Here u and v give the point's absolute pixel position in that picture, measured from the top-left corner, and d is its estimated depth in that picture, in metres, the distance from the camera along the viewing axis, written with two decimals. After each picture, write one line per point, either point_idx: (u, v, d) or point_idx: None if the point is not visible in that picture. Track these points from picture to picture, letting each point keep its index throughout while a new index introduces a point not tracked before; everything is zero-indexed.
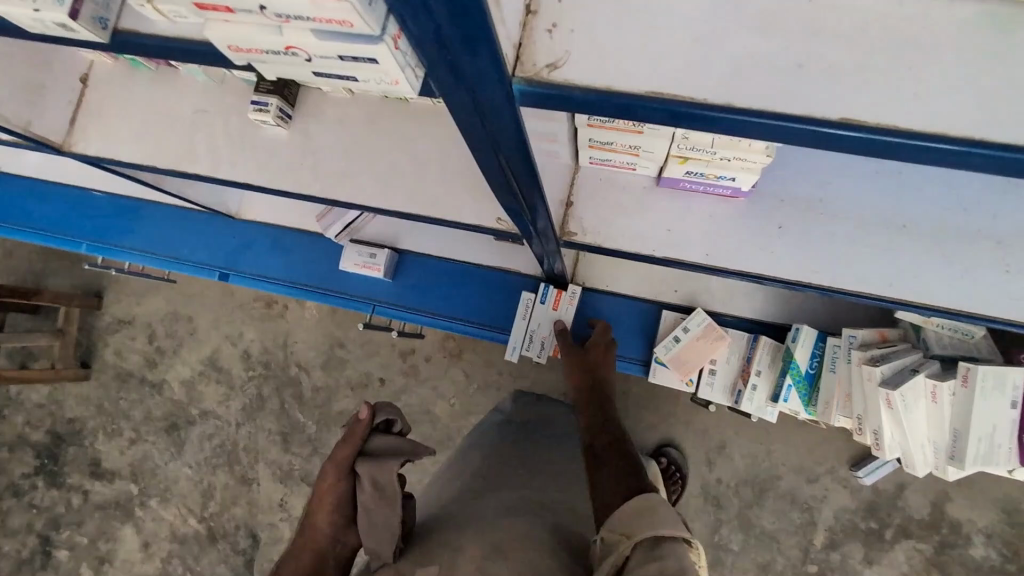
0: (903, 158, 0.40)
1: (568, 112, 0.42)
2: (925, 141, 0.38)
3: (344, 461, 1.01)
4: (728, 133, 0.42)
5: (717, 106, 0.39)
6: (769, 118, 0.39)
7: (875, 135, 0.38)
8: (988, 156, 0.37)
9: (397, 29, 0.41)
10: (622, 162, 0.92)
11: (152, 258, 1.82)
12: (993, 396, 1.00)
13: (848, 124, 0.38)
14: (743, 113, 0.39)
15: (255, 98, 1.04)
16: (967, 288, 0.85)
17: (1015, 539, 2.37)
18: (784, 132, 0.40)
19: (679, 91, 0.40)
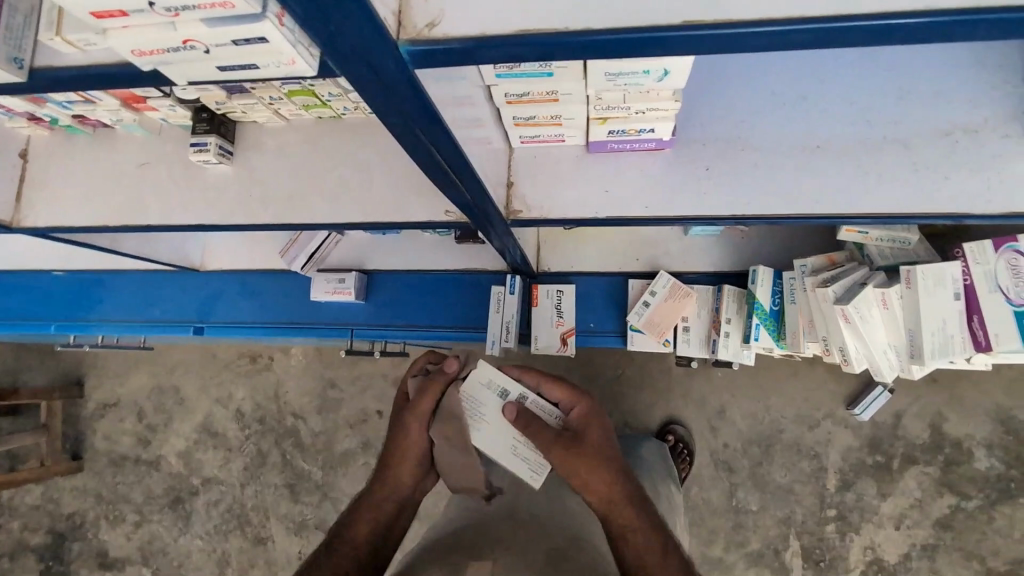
0: (745, 45, 0.45)
1: (454, 63, 0.46)
2: (756, 27, 0.44)
3: (427, 411, 1.04)
4: (595, 55, 0.47)
5: (575, 31, 0.45)
6: (620, 34, 0.45)
7: (714, 31, 0.44)
8: (809, 29, 0.43)
9: (281, 9, 0.45)
10: (550, 135, 0.96)
11: (123, 326, 1.81)
12: (936, 291, 1.07)
13: (689, 26, 0.44)
14: (598, 33, 0.45)
15: (194, 140, 1.08)
16: (883, 193, 0.92)
17: (1014, 444, 2.43)
18: (639, 42, 0.45)
19: (542, 25, 0.45)
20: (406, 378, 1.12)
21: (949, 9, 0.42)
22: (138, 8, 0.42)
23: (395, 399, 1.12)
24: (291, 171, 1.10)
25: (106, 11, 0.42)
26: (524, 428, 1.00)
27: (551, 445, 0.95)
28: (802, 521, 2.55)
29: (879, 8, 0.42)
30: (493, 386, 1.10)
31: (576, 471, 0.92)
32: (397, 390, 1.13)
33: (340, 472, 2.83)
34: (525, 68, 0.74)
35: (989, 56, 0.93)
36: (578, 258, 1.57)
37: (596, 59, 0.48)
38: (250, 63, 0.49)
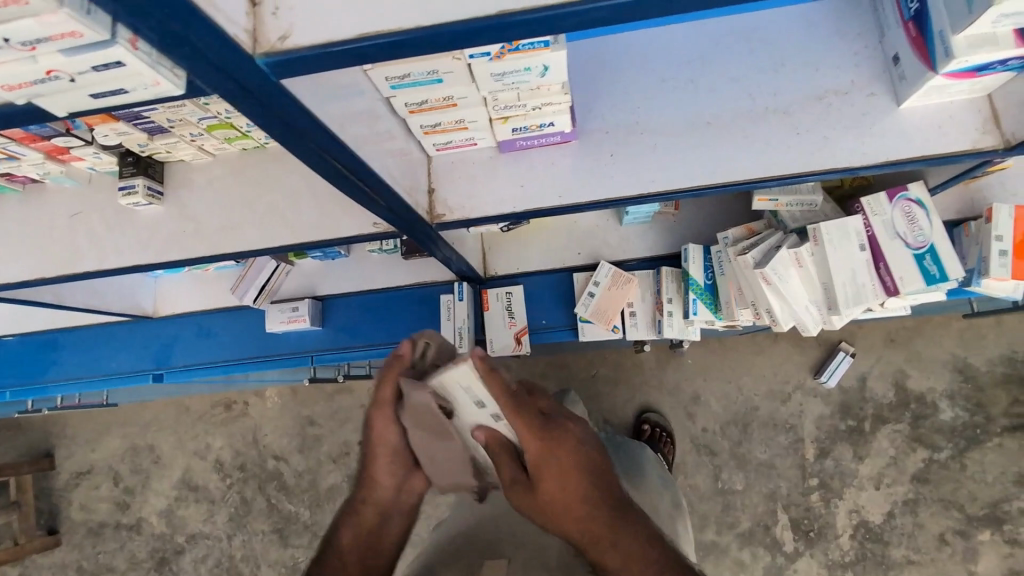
0: (560, 28, 0.50)
1: (308, 70, 0.51)
2: (562, 9, 0.48)
3: (389, 401, 0.87)
4: (434, 48, 0.52)
5: (410, 29, 0.49)
6: (450, 26, 0.49)
7: (527, 17, 0.49)
8: (608, 7, 0.48)
9: (134, 36, 0.50)
10: (461, 139, 1.02)
11: (81, 383, 1.80)
12: (842, 244, 1.15)
13: (507, 13, 0.49)
14: (430, 28, 0.49)
15: (121, 184, 1.11)
16: (772, 158, 1.00)
17: (974, 392, 2.52)
18: (466, 32, 0.50)
19: (381, 27, 0.50)
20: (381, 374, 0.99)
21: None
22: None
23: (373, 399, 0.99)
24: (222, 204, 1.14)
25: None
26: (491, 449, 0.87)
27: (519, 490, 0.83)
28: (787, 494, 2.59)
29: None
30: (471, 393, 0.85)
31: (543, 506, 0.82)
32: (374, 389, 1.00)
33: (327, 509, 2.80)
34: (415, 76, 0.80)
35: (848, 26, 1.02)
36: (524, 259, 1.61)
37: (437, 52, 0.52)
38: (118, 87, 0.54)
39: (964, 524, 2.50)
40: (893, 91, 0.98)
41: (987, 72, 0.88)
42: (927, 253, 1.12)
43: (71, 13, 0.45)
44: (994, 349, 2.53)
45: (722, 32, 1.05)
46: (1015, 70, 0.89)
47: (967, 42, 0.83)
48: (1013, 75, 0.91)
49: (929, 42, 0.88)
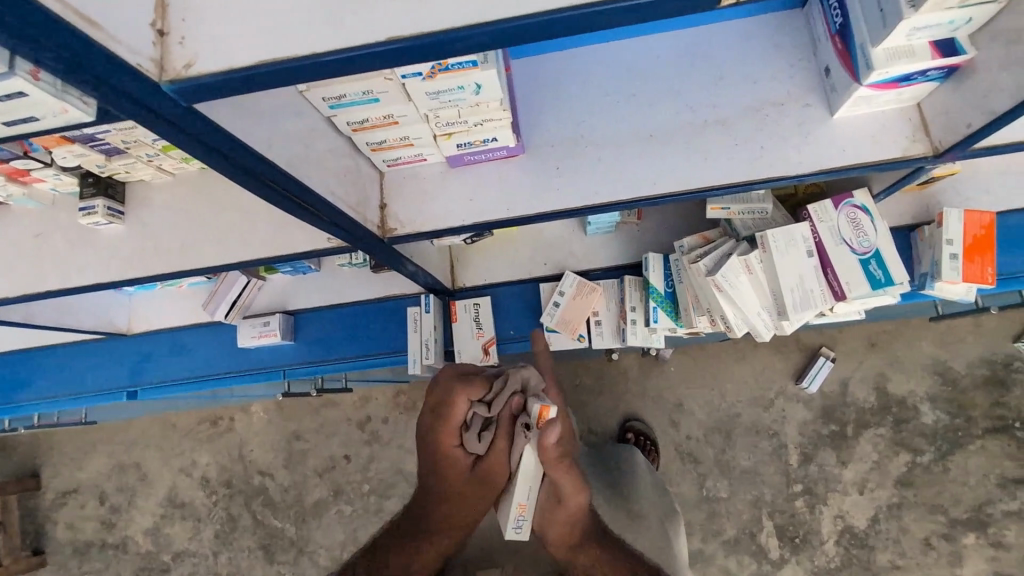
0: (447, 52, 0.53)
1: (212, 96, 0.54)
2: (445, 35, 0.51)
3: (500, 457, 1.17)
4: (333, 73, 0.54)
5: (304, 56, 0.52)
6: (342, 54, 0.52)
7: (412, 43, 0.52)
8: (487, 32, 0.51)
9: (37, 68, 0.54)
10: (409, 155, 1.05)
11: (58, 400, 1.82)
12: (789, 250, 1.17)
13: (395, 40, 0.52)
14: (323, 55, 0.52)
15: (81, 205, 1.13)
16: (712, 168, 1.02)
17: (955, 395, 2.51)
18: (358, 59, 0.53)
19: (278, 54, 0.53)
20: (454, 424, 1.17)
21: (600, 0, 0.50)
22: None
23: (447, 451, 1.18)
24: (181, 221, 1.16)
25: None
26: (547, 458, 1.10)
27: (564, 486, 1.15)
28: (771, 501, 2.56)
29: (541, 7, 0.50)
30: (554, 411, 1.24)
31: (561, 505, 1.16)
32: (443, 439, 1.17)
33: (313, 524, 2.79)
34: (350, 96, 0.82)
35: (784, 42, 1.06)
36: (491, 270, 1.64)
37: (336, 77, 0.55)
38: (25, 114, 0.58)
39: (948, 528, 2.47)
40: (827, 101, 1.01)
41: (909, 83, 0.91)
42: (872, 258, 1.14)
43: None
44: (973, 351, 2.51)
45: (664, 48, 1.09)
46: (936, 81, 0.92)
47: (884, 55, 0.86)
48: (937, 85, 0.94)
49: (852, 55, 0.91)
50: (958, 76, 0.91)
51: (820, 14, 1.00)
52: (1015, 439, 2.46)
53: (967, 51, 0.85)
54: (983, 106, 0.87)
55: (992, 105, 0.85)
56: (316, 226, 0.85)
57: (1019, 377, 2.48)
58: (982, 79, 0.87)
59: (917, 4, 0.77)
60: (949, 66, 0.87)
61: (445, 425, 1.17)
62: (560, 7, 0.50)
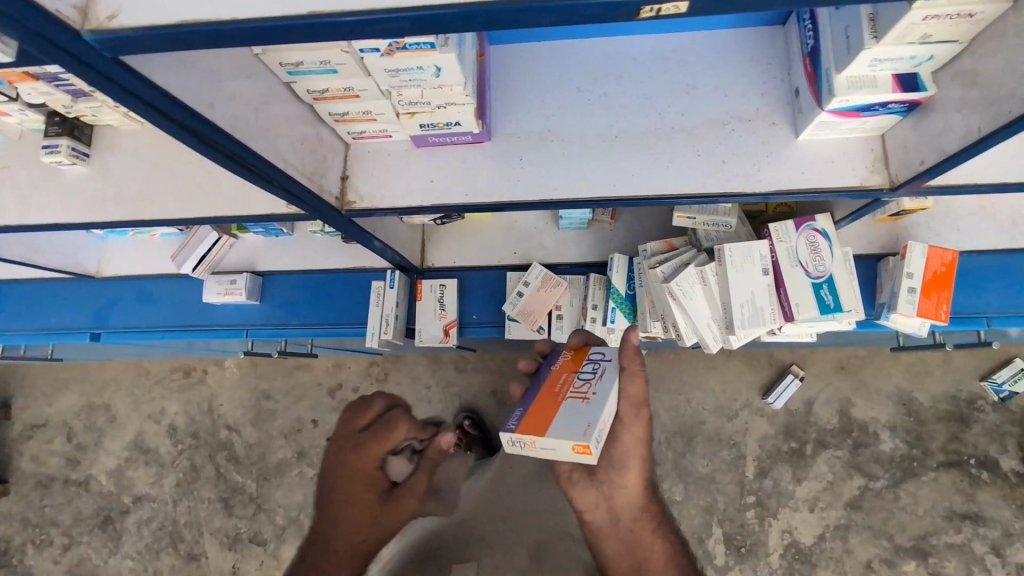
0: (366, 32, 0.53)
1: (132, 49, 0.54)
2: (364, 16, 0.51)
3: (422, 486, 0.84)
4: (257, 42, 0.54)
5: (225, 20, 0.52)
6: (263, 23, 0.52)
7: (330, 20, 0.51)
8: (406, 17, 0.51)
9: None
10: (373, 130, 1.05)
11: (21, 335, 1.82)
12: (745, 266, 1.19)
13: (316, 15, 0.51)
14: (243, 22, 0.52)
15: (45, 143, 1.12)
16: (672, 177, 1.02)
17: (916, 426, 2.53)
18: (278, 30, 0.52)
19: (202, 16, 0.52)
20: (384, 418, 0.85)
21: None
22: None
23: (348, 470, 0.82)
24: (144, 170, 1.15)
25: None
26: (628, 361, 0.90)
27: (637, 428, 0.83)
28: (723, 508, 2.56)
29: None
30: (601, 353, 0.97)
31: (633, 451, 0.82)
32: (338, 452, 0.84)
33: (274, 483, 2.82)
34: (307, 65, 0.82)
35: (760, 56, 1.05)
36: (462, 254, 1.64)
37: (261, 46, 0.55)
38: None
39: (891, 553, 2.48)
40: (794, 122, 1.01)
41: (872, 113, 0.91)
42: (825, 283, 1.16)
43: None
44: (939, 386, 2.54)
45: (640, 50, 1.08)
46: (899, 114, 0.92)
47: (848, 82, 0.86)
48: (899, 119, 0.94)
49: (818, 79, 0.90)
50: (920, 112, 0.91)
51: (796, 34, 0.99)
52: (968, 475, 2.49)
53: (928, 88, 0.85)
54: (935, 145, 0.87)
55: (943, 144, 0.86)
56: (265, 191, 0.86)
57: (979, 416, 2.50)
58: (939, 118, 0.87)
59: (879, 36, 0.77)
60: (911, 100, 0.87)
61: (344, 428, 0.87)
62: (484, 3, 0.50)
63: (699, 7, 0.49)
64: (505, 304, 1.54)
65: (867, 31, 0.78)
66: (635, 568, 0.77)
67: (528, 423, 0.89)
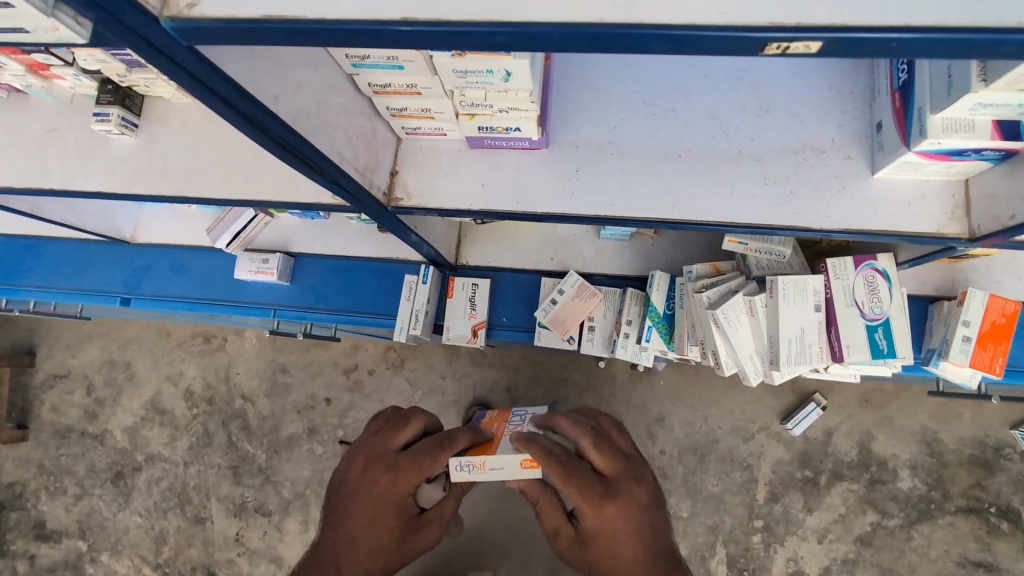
0: (461, 43, 0.49)
1: (209, 40, 0.51)
2: (460, 27, 0.48)
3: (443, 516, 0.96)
4: (341, 44, 0.51)
5: (314, 20, 0.49)
6: (354, 25, 0.49)
7: (424, 28, 0.48)
8: (507, 33, 0.47)
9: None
10: (429, 127, 1.02)
11: (54, 293, 1.84)
12: (799, 301, 1.13)
13: (411, 22, 0.48)
14: (331, 23, 0.49)
15: (96, 110, 1.10)
16: (735, 205, 0.97)
17: (938, 467, 2.45)
18: (368, 33, 0.49)
19: (288, 12, 0.49)
20: (421, 449, 0.95)
21: (626, 23, 0.46)
22: None
23: (382, 495, 0.93)
24: (192, 146, 1.13)
25: None
26: (554, 462, 0.89)
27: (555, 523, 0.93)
28: (729, 530, 2.52)
29: (561, 17, 0.46)
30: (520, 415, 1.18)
31: (600, 517, 0.86)
32: (375, 467, 0.96)
33: (283, 456, 2.85)
34: (374, 59, 0.79)
35: (842, 84, 1.00)
36: (497, 254, 1.61)
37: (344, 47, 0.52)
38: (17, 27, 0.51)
39: None
40: (871, 158, 0.96)
41: (961, 158, 0.86)
42: (881, 326, 1.11)
43: None
44: (967, 430, 2.45)
45: (713, 66, 1.02)
46: (991, 160, 0.87)
47: (942, 124, 0.81)
48: (990, 165, 0.88)
49: (908, 117, 0.85)
50: (1016, 160, 0.85)
51: (885, 64, 0.93)
52: (986, 523, 2.41)
53: None
54: None
55: None
56: (315, 182, 0.83)
57: (1006, 464, 2.42)
58: None
59: (989, 79, 0.71)
60: (1007, 148, 0.82)
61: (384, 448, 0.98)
62: (589, 22, 0.46)
63: (829, 49, 0.45)
64: (537, 311, 1.51)
65: (975, 73, 0.72)
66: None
67: (473, 450, 1.00)
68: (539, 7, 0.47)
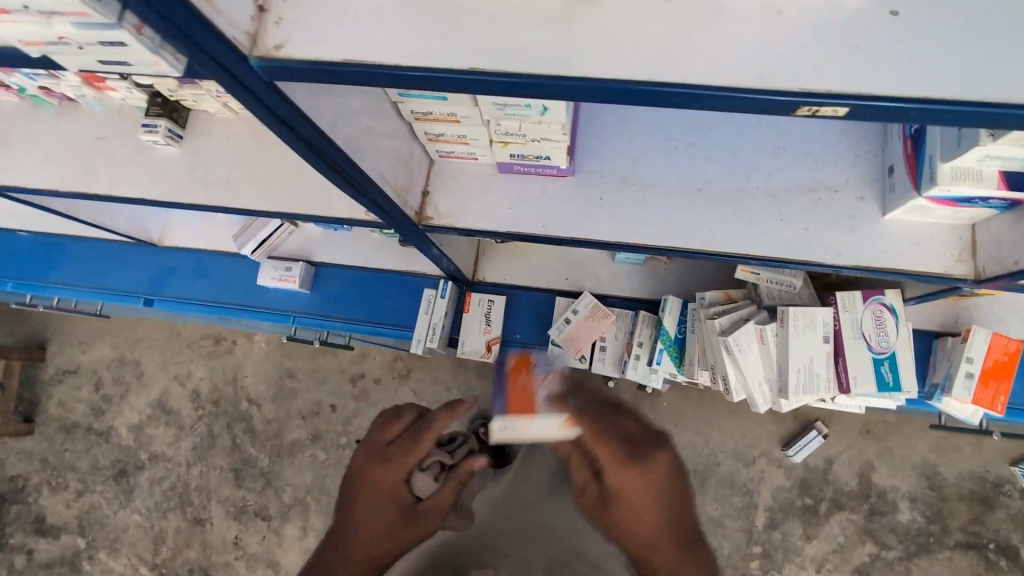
0: (520, 92, 0.55)
1: (292, 78, 0.57)
2: (522, 78, 0.53)
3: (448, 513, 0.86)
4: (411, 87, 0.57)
5: (389, 65, 0.54)
6: (424, 72, 0.54)
7: (488, 78, 0.54)
8: (564, 85, 0.53)
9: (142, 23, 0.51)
10: (462, 152, 1.07)
11: (79, 291, 1.89)
12: (807, 332, 1.18)
13: (477, 71, 0.54)
14: (404, 69, 0.54)
15: (145, 121, 1.17)
16: (751, 238, 1.02)
17: (937, 500, 2.46)
18: (436, 79, 0.55)
19: (366, 58, 0.55)
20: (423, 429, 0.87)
21: (668, 83, 0.51)
22: (17, 9, 0.50)
23: (381, 485, 0.84)
24: (233, 159, 1.19)
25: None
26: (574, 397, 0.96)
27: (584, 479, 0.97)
28: (727, 554, 2.52)
29: (610, 73, 0.52)
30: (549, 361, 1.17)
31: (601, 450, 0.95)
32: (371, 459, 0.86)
33: (285, 461, 2.87)
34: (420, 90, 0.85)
35: (856, 128, 1.05)
36: (513, 272, 1.66)
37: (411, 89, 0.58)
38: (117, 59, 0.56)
39: None
40: (881, 200, 1.01)
41: (968, 205, 0.91)
42: (887, 359, 1.15)
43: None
44: (967, 465, 2.47)
45: None
46: (996, 208, 0.92)
47: (952, 172, 0.86)
48: (995, 211, 0.94)
49: (918, 163, 0.90)
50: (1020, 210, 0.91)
51: None
52: (984, 559, 2.42)
53: None
54: None
55: None
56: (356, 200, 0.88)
57: (1005, 501, 2.43)
58: None
59: (996, 135, 0.76)
60: (1011, 198, 0.87)
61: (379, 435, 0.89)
62: (636, 79, 0.51)
63: (855, 113, 0.50)
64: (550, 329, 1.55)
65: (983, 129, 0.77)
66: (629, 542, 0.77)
67: (513, 412, 1.00)
68: (595, 66, 0.52)
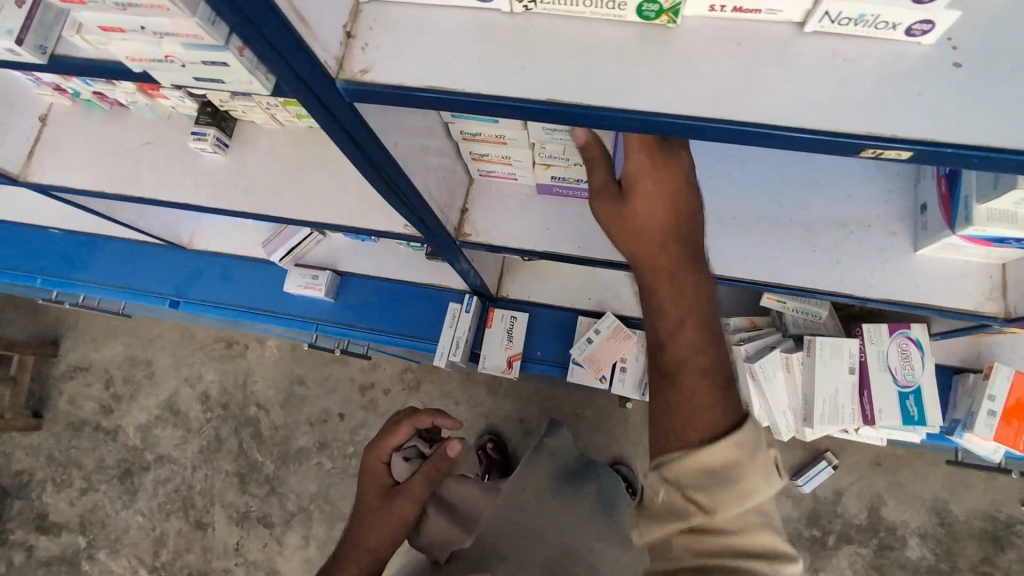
0: (592, 123, 0.57)
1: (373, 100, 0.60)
2: (598, 111, 0.56)
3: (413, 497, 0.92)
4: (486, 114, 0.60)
5: (469, 93, 0.57)
6: (503, 100, 0.57)
7: (564, 108, 0.57)
8: (638, 119, 0.55)
9: (244, 44, 0.57)
10: (503, 172, 1.10)
11: (109, 290, 1.93)
12: (832, 361, 1.19)
13: (554, 102, 0.57)
14: (482, 96, 0.57)
15: (195, 130, 1.21)
16: (782, 268, 1.05)
17: (947, 538, 2.43)
18: (513, 108, 0.57)
19: (449, 84, 0.58)
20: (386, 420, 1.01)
21: (736, 121, 0.54)
22: (133, 29, 0.55)
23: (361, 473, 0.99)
24: (277, 169, 1.22)
25: (111, 27, 0.55)
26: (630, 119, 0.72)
27: (606, 181, 0.74)
28: None
29: (681, 108, 0.54)
30: None
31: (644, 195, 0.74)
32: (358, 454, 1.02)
33: (291, 468, 2.87)
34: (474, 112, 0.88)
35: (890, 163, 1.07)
36: (537, 290, 1.68)
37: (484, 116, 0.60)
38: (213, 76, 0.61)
39: None
40: (913, 235, 1.03)
41: (1001, 245, 0.93)
42: (912, 393, 1.16)
43: (198, 20, 0.51)
44: (978, 503, 2.44)
45: None
46: None
47: (987, 213, 0.88)
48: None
49: (951, 202, 0.92)
50: None
51: None
52: None
53: None
54: None
55: None
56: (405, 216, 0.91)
57: (1016, 541, 2.41)
58: None
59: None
60: None
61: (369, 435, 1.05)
62: (704, 117, 0.54)
63: (919, 157, 0.53)
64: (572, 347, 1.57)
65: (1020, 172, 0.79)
66: (638, 267, 0.71)
67: None
68: (668, 101, 0.55)
